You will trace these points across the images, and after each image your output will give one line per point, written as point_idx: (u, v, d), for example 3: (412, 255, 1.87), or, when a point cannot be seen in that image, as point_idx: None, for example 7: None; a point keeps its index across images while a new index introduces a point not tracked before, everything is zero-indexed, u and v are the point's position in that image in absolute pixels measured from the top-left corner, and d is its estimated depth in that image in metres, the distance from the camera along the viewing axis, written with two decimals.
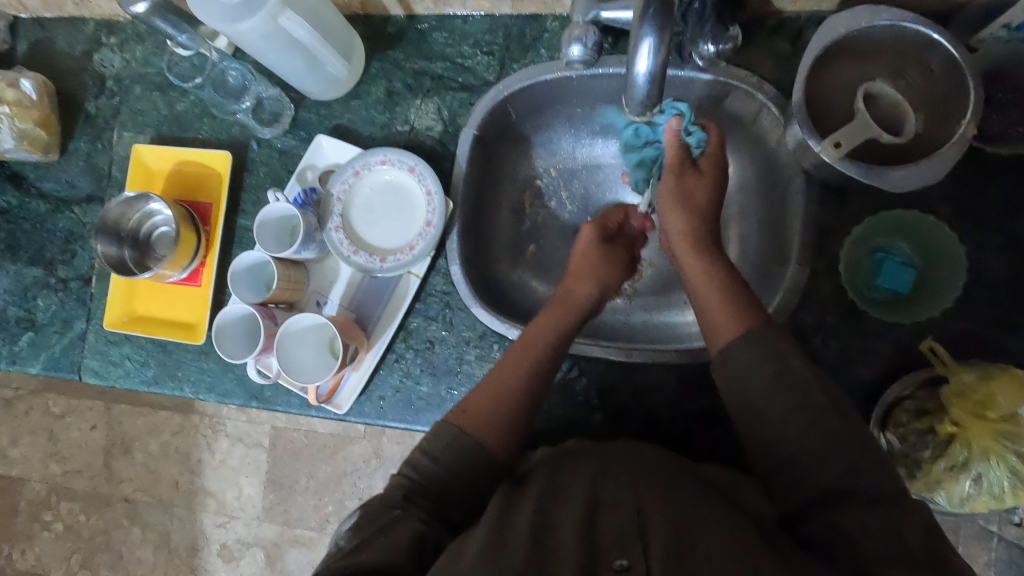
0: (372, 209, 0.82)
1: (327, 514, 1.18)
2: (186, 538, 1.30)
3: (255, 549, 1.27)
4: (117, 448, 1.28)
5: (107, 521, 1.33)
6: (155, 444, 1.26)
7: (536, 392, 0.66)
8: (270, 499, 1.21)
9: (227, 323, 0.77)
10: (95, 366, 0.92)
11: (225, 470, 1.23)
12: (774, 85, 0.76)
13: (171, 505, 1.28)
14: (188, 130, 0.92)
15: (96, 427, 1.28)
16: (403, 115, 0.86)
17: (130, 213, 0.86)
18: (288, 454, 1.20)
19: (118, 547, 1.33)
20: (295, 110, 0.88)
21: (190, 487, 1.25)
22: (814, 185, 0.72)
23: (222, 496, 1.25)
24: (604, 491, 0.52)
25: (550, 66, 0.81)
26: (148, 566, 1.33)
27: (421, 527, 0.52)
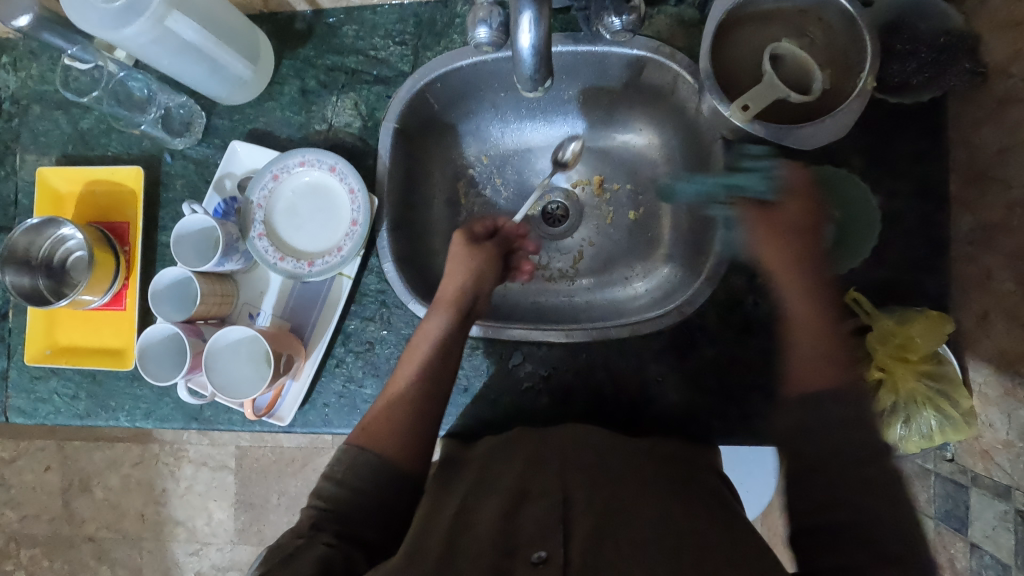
0: (295, 212, 0.80)
1: None
2: (157, 570, 1.34)
3: (232, 573, 1.31)
4: (73, 489, 1.33)
5: (71, 563, 1.35)
6: (114, 479, 1.33)
7: (434, 397, 0.67)
8: (240, 520, 1.30)
9: (150, 345, 0.74)
10: (20, 405, 0.87)
11: (192, 497, 1.31)
12: (686, 54, 0.77)
13: (138, 539, 1.32)
14: (95, 148, 0.88)
15: (51, 467, 1.33)
16: (320, 113, 0.83)
17: (40, 240, 0.83)
18: (255, 473, 1.30)
19: None
20: (206, 117, 0.85)
21: (156, 519, 1.32)
22: (734, 149, 0.74)
23: (190, 524, 1.31)
24: (532, 484, 0.52)
25: (466, 51, 0.80)
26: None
27: (333, 555, 0.51)
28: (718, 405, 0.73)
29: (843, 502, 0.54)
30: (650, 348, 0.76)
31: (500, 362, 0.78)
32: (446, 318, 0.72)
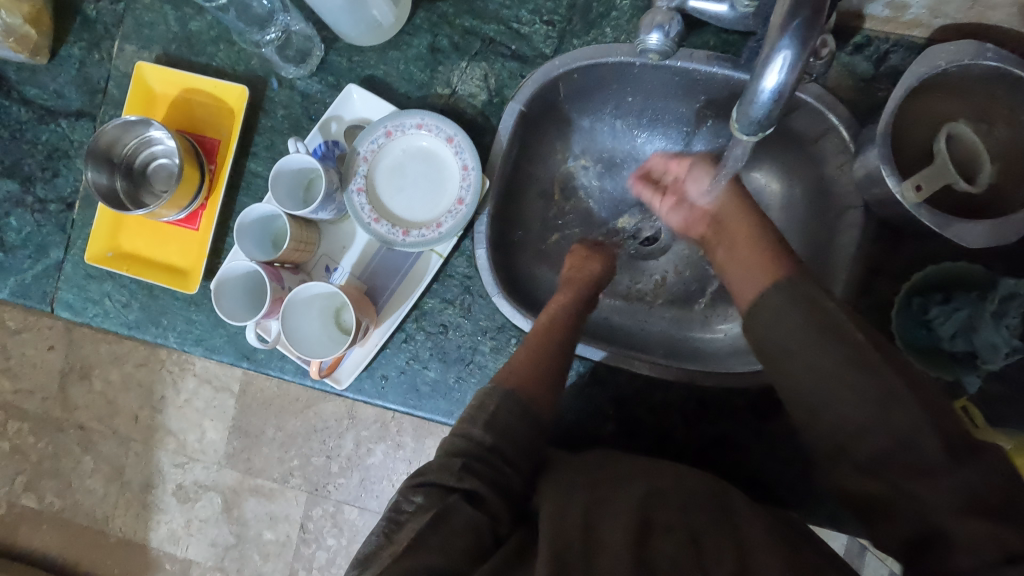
0: (400, 174, 0.76)
1: (292, 468, 1.14)
2: (141, 473, 1.23)
3: (213, 493, 1.22)
4: (75, 372, 1.20)
5: (57, 445, 1.25)
6: (117, 373, 1.18)
7: (561, 368, 0.68)
8: (233, 445, 1.17)
9: (228, 280, 0.71)
10: (70, 301, 0.84)
11: (189, 411, 1.17)
12: (848, 108, 0.71)
13: (128, 439, 1.21)
14: (200, 55, 0.83)
15: (55, 348, 1.20)
16: (445, 77, 0.78)
17: (126, 138, 0.77)
18: (258, 403, 1.14)
19: (68, 474, 1.26)
20: (325, 51, 0.80)
21: (149, 423, 1.19)
22: (873, 222, 0.69)
23: (182, 436, 1.19)
24: (656, 512, 0.52)
25: (615, 48, 0.74)
26: (99, 496, 1.26)
27: (478, 517, 0.53)
28: (788, 476, 0.70)
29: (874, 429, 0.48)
30: (731, 402, 0.73)
31: (576, 376, 0.76)
32: (581, 289, 0.75)
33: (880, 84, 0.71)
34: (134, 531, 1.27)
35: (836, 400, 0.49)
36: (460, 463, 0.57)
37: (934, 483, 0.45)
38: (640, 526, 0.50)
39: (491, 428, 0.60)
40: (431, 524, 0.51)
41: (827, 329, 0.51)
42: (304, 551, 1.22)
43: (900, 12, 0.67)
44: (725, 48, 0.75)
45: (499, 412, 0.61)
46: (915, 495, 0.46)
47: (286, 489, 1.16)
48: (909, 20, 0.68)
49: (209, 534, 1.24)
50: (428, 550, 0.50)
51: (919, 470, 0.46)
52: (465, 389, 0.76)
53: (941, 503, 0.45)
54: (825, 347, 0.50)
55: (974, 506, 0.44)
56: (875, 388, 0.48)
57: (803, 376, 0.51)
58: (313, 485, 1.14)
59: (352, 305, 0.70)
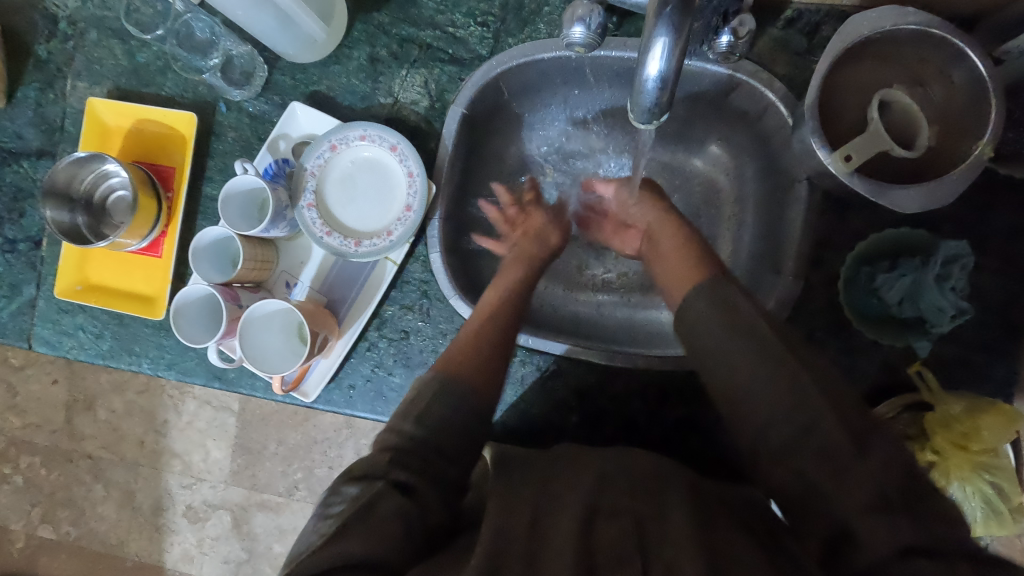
0: (350, 185, 0.77)
1: (296, 481, 1.18)
2: (151, 496, 1.26)
3: (222, 512, 1.23)
4: (79, 404, 1.24)
5: (68, 476, 1.28)
6: (120, 402, 1.23)
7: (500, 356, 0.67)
8: (237, 463, 1.20)
9: (186, 304, 0.72)
10: (45, 335, 0.86)
11: (191, 432, 1.21)
12: (784, 83, 0.71)
13: (135, 464, 1.25)
14: (149, 85, 0.84)
15: (58, 381, 1.23)
16: (387, 86, 0.79)
17: (81, 175, 0.79)
18: (257, 419, 1.17)
19: (81, 502, 1.29)
20: (268, 72, 0.81)
21: (154, 448, 1.24)
22: (817, 194, 0.69)
23: (188, 457, 1.22)
24: (603, 499, 0.52)
25: (549, 43, 0.75)
26: (111, 522, 1.29)
27: (408, 505, 0.51)
28: None
29: (789, 416, 0.48)
30: (692, 384, 0.74)
31: (537, 372, 0.76)
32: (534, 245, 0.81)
33: (814, 57, 0.71)
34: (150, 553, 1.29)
35: (770, 420, 0.49)
36: (391, 457, 0.54)
37: (863, 495, 0.44)
38: (585, 513, 0.50)
39: (422, 421, 0.58)
40: (358, 512, 0.49)
41: (748, 320, 0.53)
42: None
43: None
44: None
45: (433, 400, 0.60)
46: (822, 487, 0.46)
47: (291, 501, 1.19)
48: None
49: (221, 551, 1.26)
50: (354, 540, 0.47)
51: (827, 464, 0.46)
52: None
53: (865, 519, 0.43)
54: (744, 336, 0.53)
55: (879, 500, 0.43)
56: (786, 389, 0.49)
57: (724, 363, 0.53)
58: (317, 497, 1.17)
59: (307, 320, 0.70)
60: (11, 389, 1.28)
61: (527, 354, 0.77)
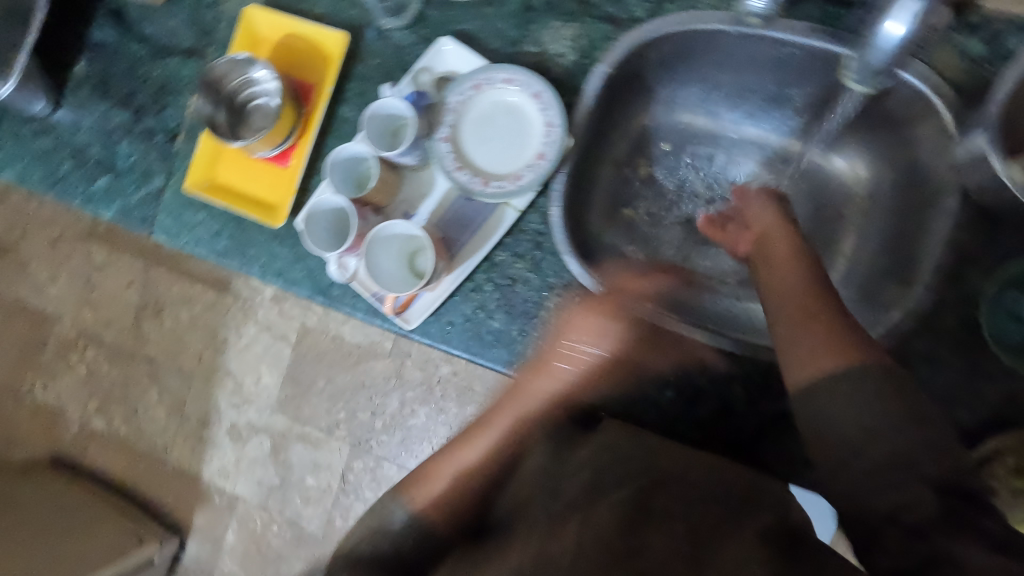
0: (485, 125, 0.78)
1: (338, 420, 1.36)
2: (200, 410, 1.47)
3: (263, 436, 1.43)
4: (148, 309, 1.44)
5: (128, 375, 1.50)
6: (184, 313, 1.43)
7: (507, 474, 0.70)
8: (285, 393, 1.38)
9: (318, 212, 0.77)
10: (167, 226, 0.90)
11: (249, 355, 1.39)
12: (955, 88, 0.68)
13: (190, 376, 1.45)
14: (304, 2, 0.87)
15: (133, 283, 1.44)
16: (536, 36, 0.79)
17: (234, 74, 0.83)
18: (310, 354, 1.35)
19: (134, 401, 1.51)
20: (422, 5, 0.83)
21: (211, 364, 1.43)
22: (969, 207, 0.67)
23: (240, 379, 1.41)
24: (656, 499, 0.49)
25: (712, 15, 0.73)
26: (160, 427, 1.51)
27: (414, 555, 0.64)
28: None
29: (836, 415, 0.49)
30: None
31: (637, 340, 0.76)
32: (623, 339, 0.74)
33: (993, 67, 0.68)
34: (190, 461, 1.50)
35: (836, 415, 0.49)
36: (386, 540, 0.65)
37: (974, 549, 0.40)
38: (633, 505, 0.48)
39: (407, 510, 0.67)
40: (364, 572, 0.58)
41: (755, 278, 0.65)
42: (342, 500, 1.41)
43: None
44: (827, 21, 0.72)
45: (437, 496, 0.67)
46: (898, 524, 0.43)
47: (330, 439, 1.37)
48: None
49: (257, 473, 1.46)
50: None
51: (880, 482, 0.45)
52: (528, 344, 0.78)
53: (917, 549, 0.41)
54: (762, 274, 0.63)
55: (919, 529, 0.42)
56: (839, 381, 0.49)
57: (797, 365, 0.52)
58: (356, 439, 1.34)
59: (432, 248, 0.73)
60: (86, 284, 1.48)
61: None
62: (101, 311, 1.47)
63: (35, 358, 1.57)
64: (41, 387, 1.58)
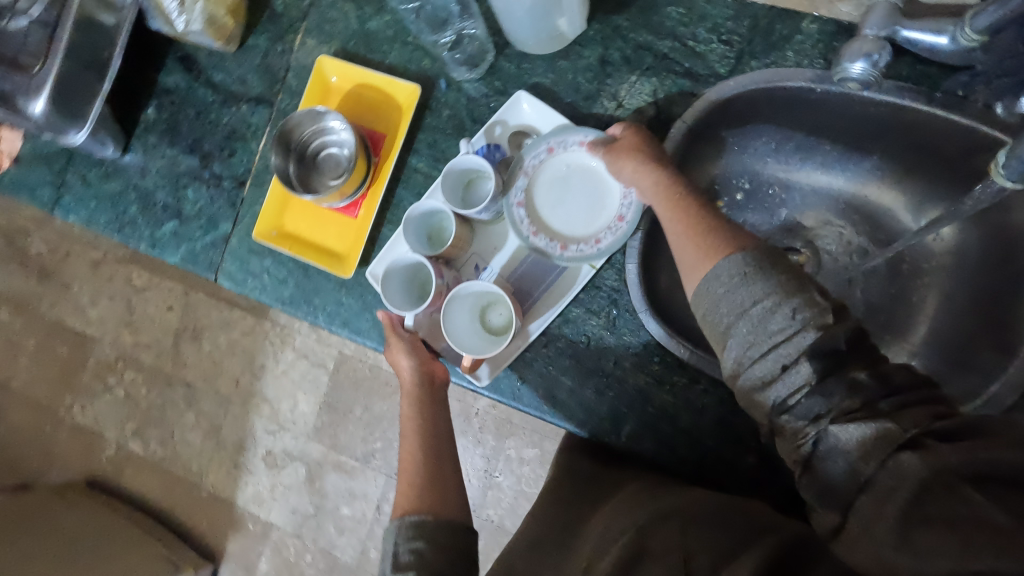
0: (562, 186, 0.79)
1: (373, 449, 1.38)
2: (235, 434, 1.47)
3: (298, 463, 1.42)
4: (187, 332, 1.48)
5: (165, 397, 1.51)
6: (223, 338, 1.46)
7: (440, 436, 0.77)
8: (321, 420, 1.41)
9: (395, 269, 0.77)
10: (232, 272, 0.90)
11: (285, 381, 1.42)
12: None
13: (226, 401, 1.46)
14: (376, 52, 0.87)
15: (173, 308, 1.47)
16: (612, 90, 0.79)
17: (306, 125, 0.83)
18: (349, 382, 1.39)
19: (171, 423, 1.51)
20: (496, 56, 0.82)
21: (247, 389, 1.45)
22: None
23: (276, 405, 1.43)
24: (652, 540, 0.51)
25: (797, 73, 0.72)
26: (196, 450, 1.50)
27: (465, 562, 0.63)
28: None
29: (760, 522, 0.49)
30: None
31: (717, 402, 0.74)
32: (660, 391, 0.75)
33: None
34: (224, 487, 1.48)
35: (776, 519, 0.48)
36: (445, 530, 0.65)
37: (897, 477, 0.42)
38: (630, 557, 0.50)
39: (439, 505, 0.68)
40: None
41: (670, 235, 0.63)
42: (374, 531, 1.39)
43: None
44: (919, 81, 0.70)
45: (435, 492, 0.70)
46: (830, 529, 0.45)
47: (365, 468, 1.37)
48: None
49: (291, 500, 1.43)
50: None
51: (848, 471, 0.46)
52: (603, 402, 0.76)
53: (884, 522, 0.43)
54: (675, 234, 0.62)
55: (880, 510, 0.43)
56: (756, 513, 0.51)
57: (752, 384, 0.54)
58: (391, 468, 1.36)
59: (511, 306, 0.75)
60: (129, 306, 1.50)
61: (707, 385, 0.74)
62: (142, 333, 1.48)
63: (72, 378, 1.58)
64: (78, 408, 1.58)
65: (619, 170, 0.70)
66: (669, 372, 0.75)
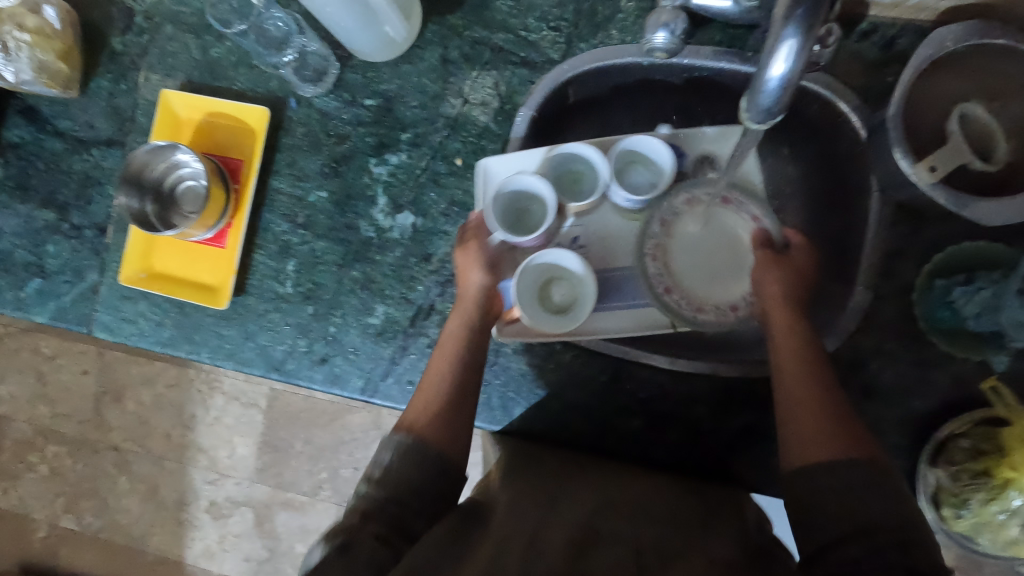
0: (705, 239, 0.75)
1: (320, 480, 1.18)
2: (175, 491, 1.28)
3: (245, 508, 1.26)
4: (108, 396, 1.23)
5: (93, 468, 1.30)
6: (148, 395, 1.21)
7: (471, 385, 0.69)
8: (263, 461, 1.19)
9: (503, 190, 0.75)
10: (106, 322, 0.87)
11: (220, 428, 1.20)
12: (857, 94, 0.71)
13: (160, 458, 1.25)
14: (221, 80, 0.86)
15: (89, 371, 1.22)
16: (457, 88, 0.81)
17: (155, 162, 0.81)
18: (285, 417, 1.16)
19: (105, 493, 1.31)
20: (341, 69, 0.83)
21: (181, 442, 1.23)
22: (891, 206, 0.69)
23: (213, 453, 1.22)
24: (602, 527, 0.58)
25: (624, 50, 0.75)
26: (137, 517, 1.31)
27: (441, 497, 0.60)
28: None
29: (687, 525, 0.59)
30: (755, 392, 0.73)
31: (597, 373, 0.76)
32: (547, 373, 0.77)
33: (891, 69, 0.71)
34: (168, 548, 1.32)
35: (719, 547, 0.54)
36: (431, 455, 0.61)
37: None
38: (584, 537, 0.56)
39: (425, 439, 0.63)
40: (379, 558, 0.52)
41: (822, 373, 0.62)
42: None
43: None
44: (731, 43, 0.74)
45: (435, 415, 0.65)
46: None
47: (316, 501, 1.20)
48: (915, 5, 0.68)
49: (243, 548, 1.29)
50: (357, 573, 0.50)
51: None
52: (491, 392, 0.77)
53: None
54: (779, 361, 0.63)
55: None
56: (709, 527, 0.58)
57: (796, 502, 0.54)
58: (341, 496, 1.17)
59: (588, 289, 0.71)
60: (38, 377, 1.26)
61: (587, 357, 0.76)
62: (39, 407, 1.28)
63: None
64: None
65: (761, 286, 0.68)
66: (551, 352, 0.77)
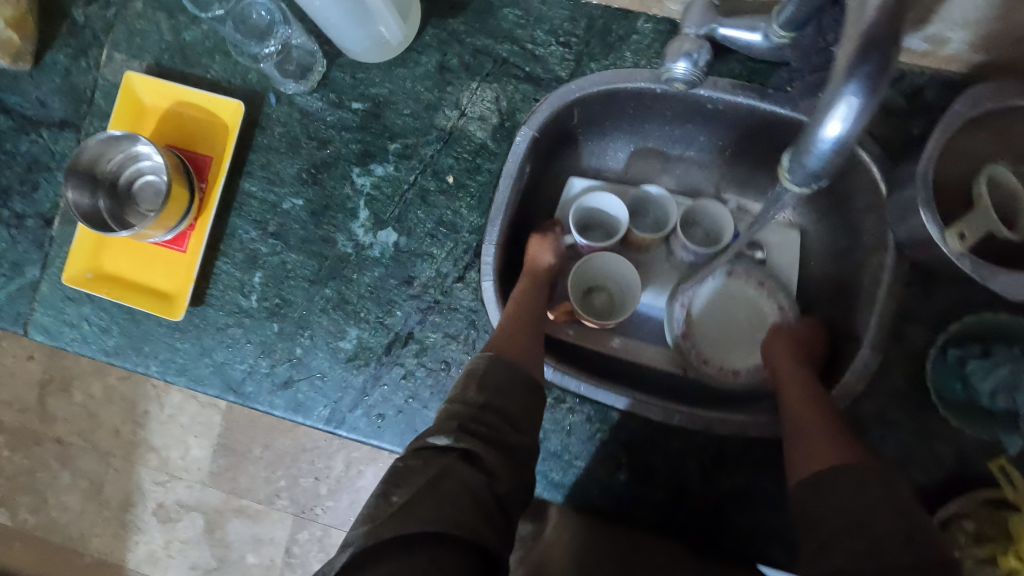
0: (730, 307, 0.79)
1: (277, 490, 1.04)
2: (120, 491, 1.15)
3: (195, 513, 1.14)
4: (54, 384, 1.11)
5: (32, 461, 1.16)
6: (99, 386, 1.09)
7: (540, 324, 0.67)
8: (217, 464, 1.06)
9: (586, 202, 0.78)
10: (45, 324, 0.78)
11: (173, 427, 1.06)
12: (880, 144, 0.67)
13: (107, 454, 1.12)
14: (194, 67, 0.78)
15: (33, 358, 1.10)
16: (454, 98, 0.74)
17: (110, 154, 0.73)
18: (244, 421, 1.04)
19: (42, 488, 1.17)
20: (327, 67, 0.76)
21: (130, 439, 1.09)
22: (906, 265, 0.65)
23: (165, 453, 1.09)
24: None
25: (639, 72, 0.69)
26: (76, 515, 1.18)
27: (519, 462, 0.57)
28: None
29: None
30: (749, 450, 0.68)
31: (583, 421, 0.70)
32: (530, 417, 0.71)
33: (915, 120, 0.67)
34: (111, 550, 1.19)
35: None
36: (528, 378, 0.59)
37: None
38: None
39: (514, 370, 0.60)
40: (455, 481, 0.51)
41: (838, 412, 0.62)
42: None
43: (938, 48, 0.64)
44: (752, 77, 0.69)
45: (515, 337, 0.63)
46: None
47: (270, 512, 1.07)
48: (948, 55, 0.64)
49: (190, 556, 1.16)
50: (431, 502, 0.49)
51: None
52: None
53: None
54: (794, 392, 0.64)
55: None
56: None
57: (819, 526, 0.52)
58: (299, 508, 1.04)
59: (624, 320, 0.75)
60: None
61: (574, 402, 0.71)
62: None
63: None
64: None
65: (771, 346, 0.72)
66: None
